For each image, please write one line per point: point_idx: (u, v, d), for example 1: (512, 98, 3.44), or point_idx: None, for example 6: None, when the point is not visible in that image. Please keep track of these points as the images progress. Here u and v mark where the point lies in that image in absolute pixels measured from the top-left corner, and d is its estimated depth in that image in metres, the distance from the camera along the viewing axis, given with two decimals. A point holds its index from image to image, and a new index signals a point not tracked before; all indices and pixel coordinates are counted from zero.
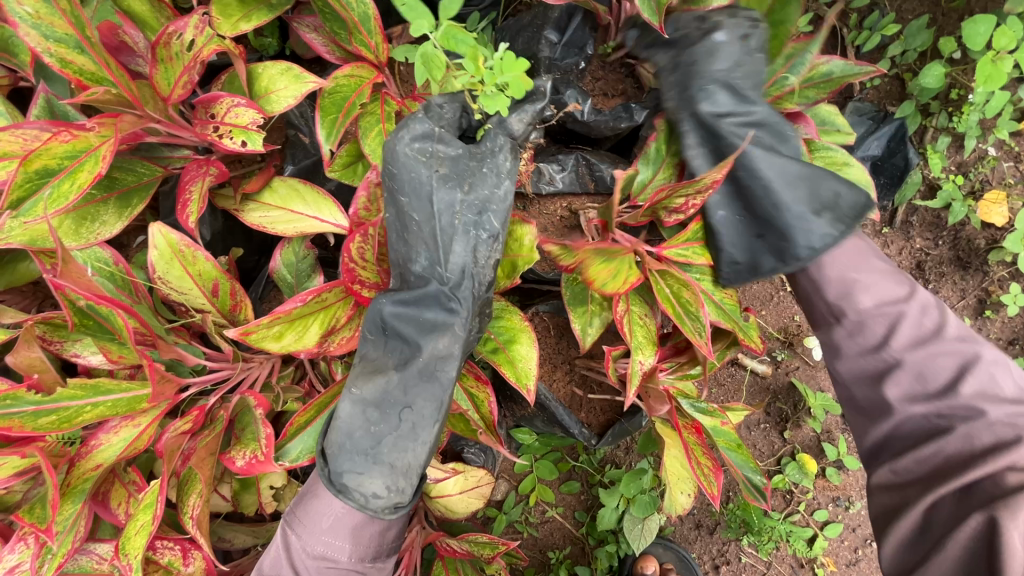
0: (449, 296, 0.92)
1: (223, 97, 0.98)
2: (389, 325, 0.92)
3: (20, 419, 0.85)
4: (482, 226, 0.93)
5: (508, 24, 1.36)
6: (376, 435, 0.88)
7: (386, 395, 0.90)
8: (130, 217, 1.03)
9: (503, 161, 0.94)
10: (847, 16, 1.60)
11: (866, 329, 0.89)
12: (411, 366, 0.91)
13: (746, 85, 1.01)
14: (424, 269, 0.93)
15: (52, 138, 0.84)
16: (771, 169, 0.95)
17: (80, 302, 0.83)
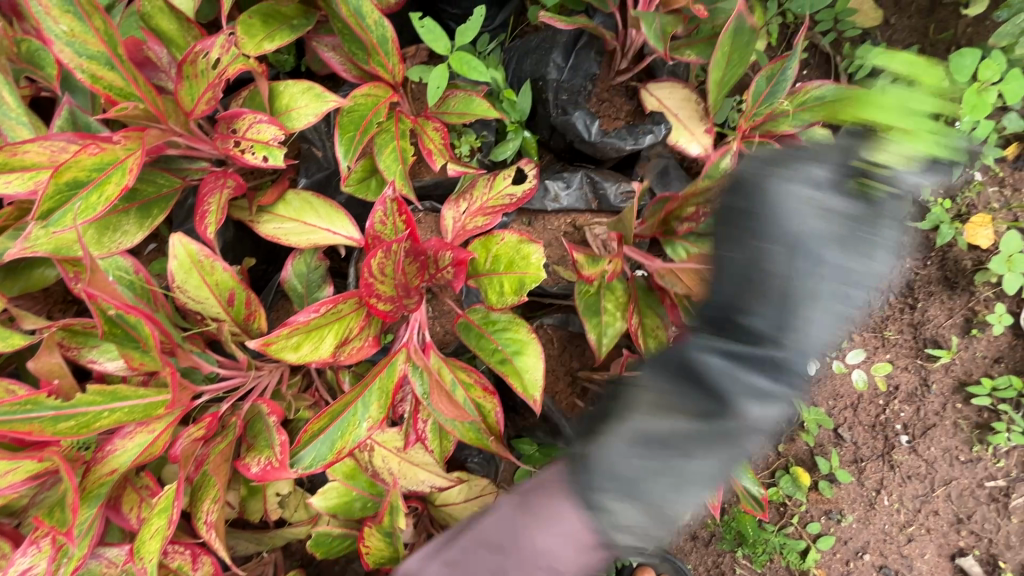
0: (786, 364, 0.72)
1: (246, 114, 1.01)
2: (716, 364, 0.72)
3: (40, 423, 0.87)
4: (851, 300, 0.71)
5: (516, 45, 1.42)
6: (643, 478, 0.73)
7: (650, 455, 0.73)
8: (150, 227, 1.05)
9: (893, 235, 0.73)
10: (841, 45, 1.67)
11: None
12: (713, 428, 0.70)
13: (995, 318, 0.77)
14: (763, 326, 0.71)
15: (82, 151, 0.88)
16: None
17: (112, 310, 0.86)
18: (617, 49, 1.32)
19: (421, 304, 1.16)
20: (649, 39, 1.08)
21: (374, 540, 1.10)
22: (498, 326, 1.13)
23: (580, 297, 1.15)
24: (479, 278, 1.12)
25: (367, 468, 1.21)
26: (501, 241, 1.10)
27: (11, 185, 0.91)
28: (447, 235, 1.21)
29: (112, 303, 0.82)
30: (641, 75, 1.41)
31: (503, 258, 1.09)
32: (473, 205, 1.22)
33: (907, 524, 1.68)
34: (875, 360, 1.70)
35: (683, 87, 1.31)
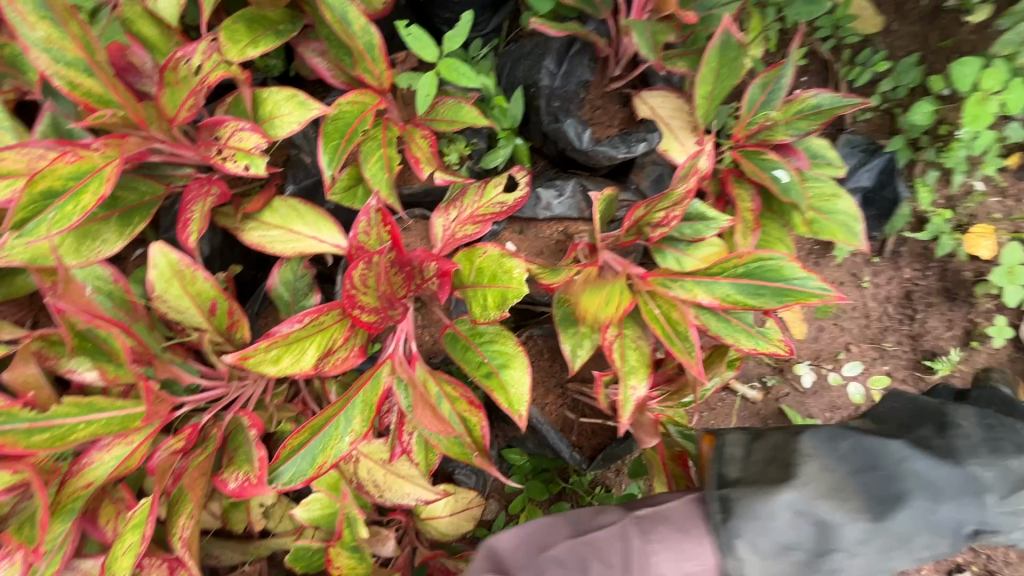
0: (981, 486, 0.85)
1: (228, 121, 0.99)
2: (830, 467, 0.84)
3: (14, 436, 0.85)
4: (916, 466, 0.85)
5: (510, 50, 1.40)
6: (787, 550, 0.80)
7: (820, 541, 0.80)
8: (131, 235, 1.04)
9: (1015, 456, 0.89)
10: (841, 51, 1.65)
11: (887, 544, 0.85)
12: (888, 528, 0.79)
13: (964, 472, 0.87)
14: (920, 470, 0.84)
15: (57, 159, 0.86)
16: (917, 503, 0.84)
17: (82, 324, 0.84)
18: (610, 56, 1.30)
19: (408, 314, 1.14)
20: (640, 47, 1.06)
21: (341, 560, 1.14)
22: (485, 338, 1.12)
23: (557, 306, 1.14)
24: (464, 289, 1.10)
25: (352, 479, 1.20)
26: (484, 254, 1.08)
27: None
28: (436, 243, 1.20)
29: (81, 317, 0.81)
30: (635, 82, 1.39)
31: (486, 271, 1.07)
32: (462, 213, 1.20)
33: None
34: (874, 373, 1.67)
35: (677, 96, 1.29)
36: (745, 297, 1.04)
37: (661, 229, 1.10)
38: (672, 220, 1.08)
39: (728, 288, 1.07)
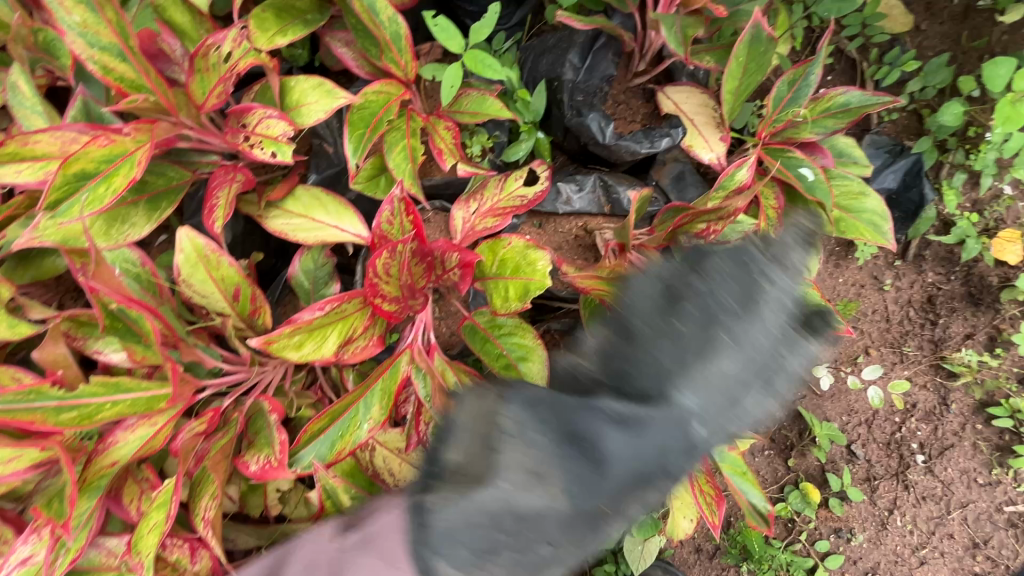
0: (687, 421, 0.84)
1: (256, 108, 1.00)
2: (534, 454, 0.80)
3: (42, 413, 0.87)
4: (611, 411, 0.86)
5: (533, 44, 1.39)
6: (460, 537, 0.80)
7: (477, 519, 0.78)
8: (158, 219, 1.05)
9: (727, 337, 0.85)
10: (868, 50, 1.62)
11: (638, 482, 0.83)
12: (580, 510, 0.78)
13: (722, 334, 0.85)
14: (518, 423, 0.82)
15: (91, 142, 0.87)
16: (692, 403, 0.84)
17: (112, 304, 0.87)
18: (635, 50, 1.30)
19: (426, 305, 1.15)
20: (667, 42, 1.05)
21: None
22: (504, 330, 1.11)
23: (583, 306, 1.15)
24: (485, 280, 1.10)
25: (367, 468, 1.20)
26: (508, 245, 1.07)
27: (21, 174, 0.91)
28: (456, 235, 1.20)
29: (113, 296, 0.83)
30: (658, 78, 1.38)
31: (509, 262, 1.06)
32: (483, 206, 1.20)
33: (919, 546, 1.64)
34: (893, 377, 1.66)
35: (702, 91, 1.29)
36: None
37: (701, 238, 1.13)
38: (713, 233, 1.11)
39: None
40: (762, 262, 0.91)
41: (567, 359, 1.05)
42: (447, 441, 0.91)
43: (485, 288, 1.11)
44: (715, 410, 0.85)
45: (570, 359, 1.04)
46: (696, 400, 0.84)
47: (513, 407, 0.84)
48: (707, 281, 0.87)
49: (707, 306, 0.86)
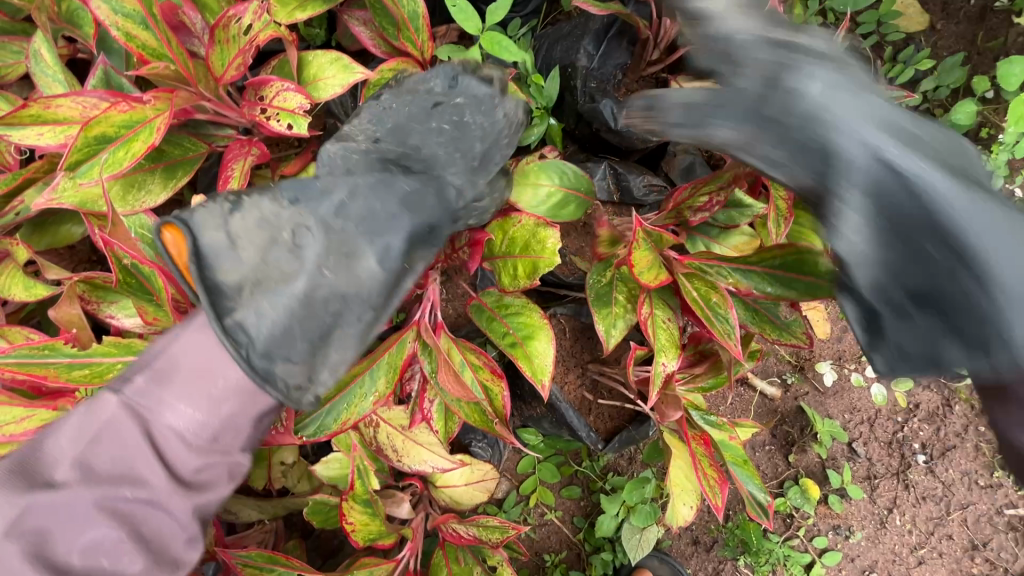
0: (392, 184, 0.89)
1: (274, 81, 1.01)
2: (335, 239, 0.83)
3: (55, 369, 0.89)
4: (319, 205, 0.85)
5: (548, 32, 1.39)
6: (290, 334, 0.80)
7: (299, 312, 0.80)
8: (174, 187, 1.06)
9: (435, 125, 0.96)
10: (882, 48, 1.62)
11: (399, 202, 0.88)
12: (360, 291, 0.83)
13: (440, 123, 0.96)
14: (292, 221, 0.82)
15: (111, 107, 0.89)
16: (434, 149, 0.96)
17: (127, 261, 0.89)
18: (648, 39, 1.29)
19: (432, 283, 1.17)
20: (682, 27, 1.05)
21: (356, 515, 0.99)
22: (511, 309, 1.12)
23: (591, 283, 1.12)
24: (494, 259, 1.11)
25: (372, 443, 1.21)
26: (518, 223, 1.07)
27: (42, 137, 0.93)
28: None
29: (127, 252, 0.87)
30: (672, 67, 1.38)
31: (518, 241, 1.07)
32: None
33: (918, 546, 1.64)
34: (897, 376, 1.66)
35: (716, 81, 1.28)
36: (780, 291, 1.05)
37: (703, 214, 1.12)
38: (716, 205, 1.10)
39: (761, 280, 1.07)
40: (496, 97, 0.97)
41: (330, 146, 0.95)
42: (216, 262, 0.78)
43: (494, 267, 1.12)
44: (463, 158, 0.97)
45: (337, 146, 0.95)
46: (461, 179, 0.96)
47: (244, 220, 0.80)
48: (470, 99, 0.97)
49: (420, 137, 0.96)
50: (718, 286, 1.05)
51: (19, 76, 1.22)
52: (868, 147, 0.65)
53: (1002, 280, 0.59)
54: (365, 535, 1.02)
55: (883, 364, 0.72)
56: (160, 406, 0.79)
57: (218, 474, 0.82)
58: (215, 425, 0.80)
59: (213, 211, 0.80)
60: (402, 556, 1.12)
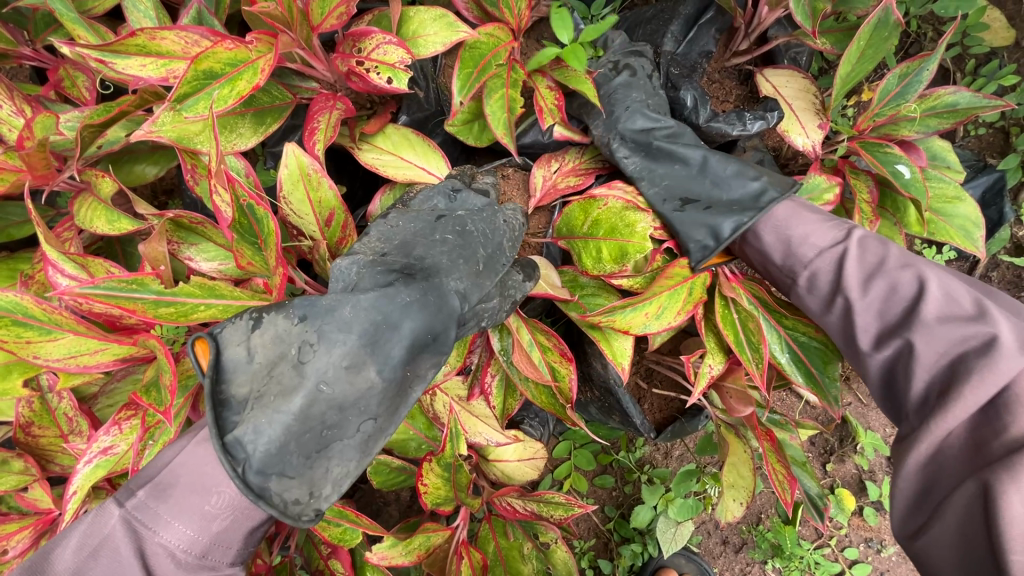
0: (394, 298, 0.75)
1: (374, 34, 0.99)
2: (340, 349, 0.70)
3: (143, 304, 0.88)
4: (317, 315, 0.72)
5: (629, 15, 1.37)
6: (287, 451, 0.67)
7: (297, 429, 0.67)
8: (264, 134, 1.07)
9: (442, 237, 0.90)
10: (964, 61, 1.58)
11: (406, 311, 0.75)
12: (371, 394, 0.72)
13: (444, 232, 0.91)
14: (300, 327, 0.71)
15: (219, 43, 0.88)
16: (440, 256, 0.86)
17: (244, 200, 0.89)
18: (740, 27, 1.26)
19: None
20: (796, 14, 1.04)
21: (432, 478, 1.00)
22: (586, 291, 1.12)
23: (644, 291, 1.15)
24: (574, 239, 1.10)
25: (428, 410, 1.18)
26: (603, 205, 1.06)
27: (145, 69, 0.91)
28: (535, 192, 1.17)
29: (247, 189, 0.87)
30: (759, 59, 1.35)
31: (604, 224, 1.05)
32: (563, 165, 1.18)
33: None
34: None
35: (804, 76, 1.24)
36: (788, 364, 1.09)
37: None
38: None
39: (781, 342, 1.10)
40: (497, 206, 1.00)
41: (340, 261, 0.83)
42: (229, 377, 0.69)
43: (572, 247, 1.10)
44: (471, 271, 0.88)
45: (349, 259, 0.83)
46: (464, 280, 0.86)
47: (256, 327, 0.71)
48: (471, 212, 0.97)
49: (422, 246, 0.88)
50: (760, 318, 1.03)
51: (104, 11, 1.21)
52: (671, 132, 1.13)
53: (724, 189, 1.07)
54: (434, 499, 1.03)
55: (695, 255, 1.02)
56: (156, 523, 0.77)
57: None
58: (205, 542, 0.78)
59: (237, 322, 0.72)
60: (457, 524, 1.12)
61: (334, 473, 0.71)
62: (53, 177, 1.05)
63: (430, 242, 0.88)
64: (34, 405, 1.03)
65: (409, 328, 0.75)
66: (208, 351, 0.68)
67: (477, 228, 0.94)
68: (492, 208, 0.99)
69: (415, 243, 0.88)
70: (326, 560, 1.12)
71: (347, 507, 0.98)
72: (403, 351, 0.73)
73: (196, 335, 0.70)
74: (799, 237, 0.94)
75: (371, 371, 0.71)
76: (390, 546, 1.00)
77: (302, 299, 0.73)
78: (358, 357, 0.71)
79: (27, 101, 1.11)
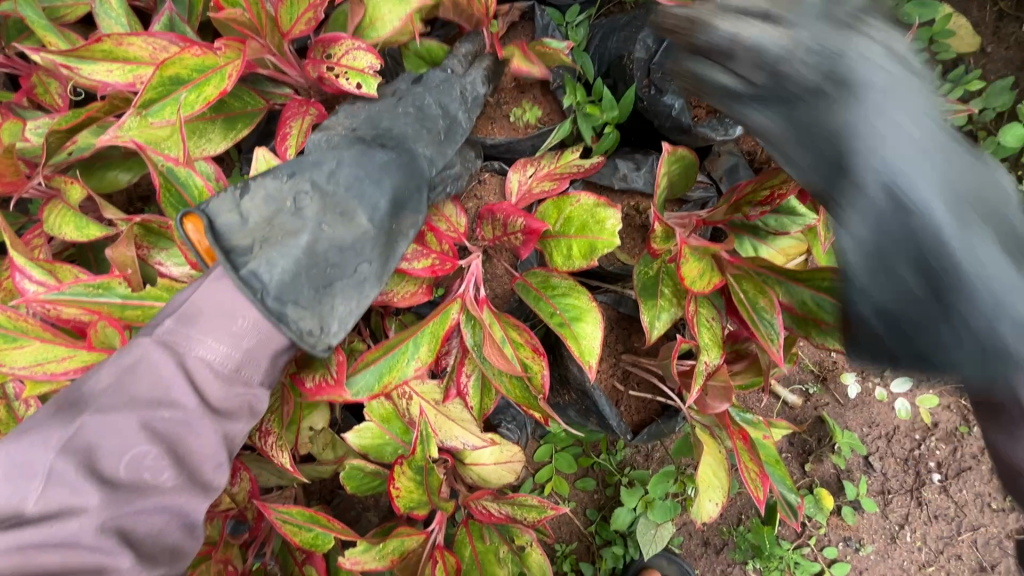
0: (370, 162, 0.96)
1: (345, 39, 1.00)
2: (330, 200, 0.92)
3: (109, 308, 0.91)
4: (302, 182, 0.90)
5: (603, 22, 1.40)
6: (298, 281, 0.86)
7: (304, 264, 0.87)
8: (234, 139, 1.07)
9: (403, 109, 1.08)
10: (931, 67, 1.62)
11: (383, 174, 0.96)
12: (362, 237, 0.92)
13: (404, 105, 1.09)
14: (288, 189, 0.90)
15: (186, 50, 0.89)
16: (404, 127, 1.06)
17: (161, 165, 0.95)
18: None
19: (476, 256, 1.12)
20: None
21: (404, 481, 0.99)
22: (558, 291, 1.11)
23: (637, 277, 1.12)
24: (547, 236, 1.09)
25: (404, 414, 1.18)
26: (576, 203, 1.05)
27: (112, 75, 0.91)
28: (512, 196, 1.21)
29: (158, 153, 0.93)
30: None
31: (575, 220, 1.04)
32: (539, 170, 1.21)
33: (927, 564, 1.66)
34: (921, 393, 1.67)
35: None
36: (824, 314, 1.00)
37: (764, 207, 1.10)
38: (776, 199, 1.07)
39: (811, 298, 1.01)
40: (459, 76, 1.15)
41: (315, 136, 1.04)
42: (229, 236, 0.84)
43: (546, 246, 1.10)
44: (434, 138, 1.08)
45: (319, 134, 1.03)
46: (432, 146, 1.08)
47: (247, 195, 0.87)
48: (429, 86, 1.12)
49: (386, 118, 1.06)
50: (766, 290, 1.03)
51: (76, 18, 1.21)
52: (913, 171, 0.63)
53: (851, 123, 0.66)
54: (407, 503, 1.02)
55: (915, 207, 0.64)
56: (190, 341, 0.79)
57: (242, 405, 0.82)
58: (238, 358, 0.81)
59: (227, 199, 0.86)
60: (433, 528, 1.11)
61: (339, 311, 0.90)
62: (20, 184, 1.04)
63: (393, 118, 1.07)
64: (1, 413, 1.02)
65: (385, 183, 0.96)
66: (205, 217, 0.82)
67: (435, 101, 1.10)
68: (455, 78, 1.13)
69: (380, 118, 1.06)
70: (301, 566, 1.12)
71: (320, 512, 0.97)
72: (382, 200, 0.94)
73: (187, 211, 0.82)
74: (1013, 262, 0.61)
75: (358, 218, 0.92)
76: (363, 551, 0.99)
77: (283, 168, 0.90)
78: (348, 209, 0.92)
79: None
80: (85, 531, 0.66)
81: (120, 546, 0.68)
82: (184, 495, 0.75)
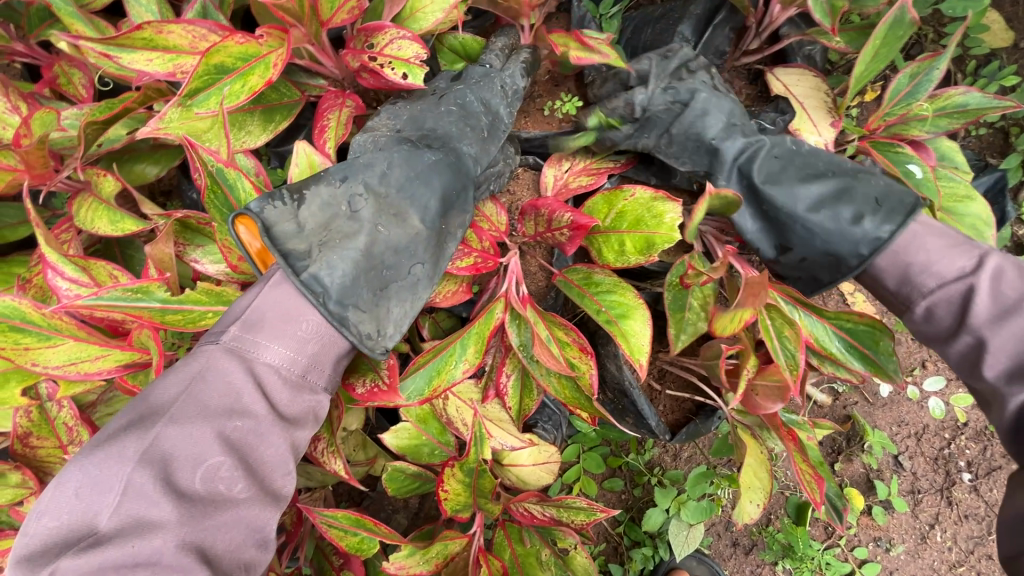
0: (420, 161, 0.95)
1: (388, 28, 0.96)
2: (384, 203, 0.90)
3: (149, 312, 0.86)
4: (355, 182, 0.89)
5: (636, 14, 1.36)
6: (357, 283, 0.85)
7: (363, 265, 0.85)
8: (273, 131, 1.05)
9: (447, 108, 1.05)
10: (964, 62, 1.59)
11: (432, 174, 0.95)
12: (418, 237, 0.91)
13: (446, 104, 1.06)
14: (341, 190, 0.88)
15: (230, 36, 0.85)
16: (448, 125, 1.03)
17: (212, 165, 0.88)
18: (752, 26, 1.26)
19: (514, 253, 1.10)
20: (813, 10, 1.05)
21: (453, 484, 0.99)
22: (602, 288, 1.08)
23: (669, 288, 1.06)
24: (595, 232, 1.07)
25: (441, 415, 1.15)
26: (629, 197, 1.03)
27: (152, 63, 0.88)
28: (547, 191, 1.18)
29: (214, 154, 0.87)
30: (769, 59, 1.35)
31: (629, 215, 1.02)
32: (575, 164, 1.19)
33: (957, 564, 1.65)
34: (954, 392, 1.65)
35: (814, 76, 1.23)
36: (840, 353, 1.02)
37: None
38: None
39: (827, 334, 1.03)
40: (499, 71, 1.12)
41: (360, 138, 1.03)
42: (286, 239, 0.82)
43: (591, 241, 1.09)
44: (478, 134, 1.06)
45: (365, 135, 1.03)
46: (474, 145, 1.05)
47: (299, 197, 0.85)
48: (471, 82, 1.09)
49: (428, 118, 1.04)
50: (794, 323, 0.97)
51: (102, 6, 1.18)
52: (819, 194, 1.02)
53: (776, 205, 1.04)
54: (454, 505, 1.01)
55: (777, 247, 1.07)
56: (257, 347, 0.78)
57: (308, 411, 0.81)
58: (304, 362, 0.81)
59: (280, 202, 0.83)
60: (474, 531, 1.08)
61: (394, 312, 0.89)
62: (50, 177, 1.01)
63: (436, 115, 1.05)
64: (32, 415, 0.98)
65: (436, 183, 0.95)
66: (261, 220, 0.79)
67: (478, 98, 1.08)
68: (496, 74, 1.10)
69: (421, 117, 1.04)
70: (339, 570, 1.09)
71: (366, 515, 0.94)
72: (434, 202, 0.93)
73: (240, 212, 0.79)
74: (922, 264, 0.91)
75: (411, 219, 0.91)
76: (407, 556, 0.98)
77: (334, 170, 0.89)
78: (401, 208, 0.91)
79: (21, 98, 1.07)
80: (167, 548, 0.63)
81: (198, 563, 0.65)
82: (258, 505, 0.73)
